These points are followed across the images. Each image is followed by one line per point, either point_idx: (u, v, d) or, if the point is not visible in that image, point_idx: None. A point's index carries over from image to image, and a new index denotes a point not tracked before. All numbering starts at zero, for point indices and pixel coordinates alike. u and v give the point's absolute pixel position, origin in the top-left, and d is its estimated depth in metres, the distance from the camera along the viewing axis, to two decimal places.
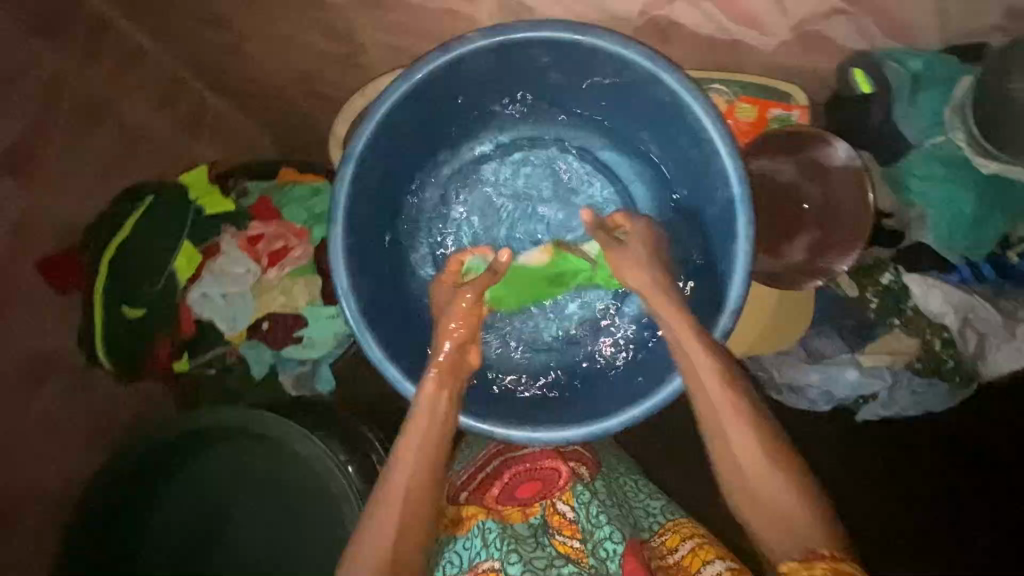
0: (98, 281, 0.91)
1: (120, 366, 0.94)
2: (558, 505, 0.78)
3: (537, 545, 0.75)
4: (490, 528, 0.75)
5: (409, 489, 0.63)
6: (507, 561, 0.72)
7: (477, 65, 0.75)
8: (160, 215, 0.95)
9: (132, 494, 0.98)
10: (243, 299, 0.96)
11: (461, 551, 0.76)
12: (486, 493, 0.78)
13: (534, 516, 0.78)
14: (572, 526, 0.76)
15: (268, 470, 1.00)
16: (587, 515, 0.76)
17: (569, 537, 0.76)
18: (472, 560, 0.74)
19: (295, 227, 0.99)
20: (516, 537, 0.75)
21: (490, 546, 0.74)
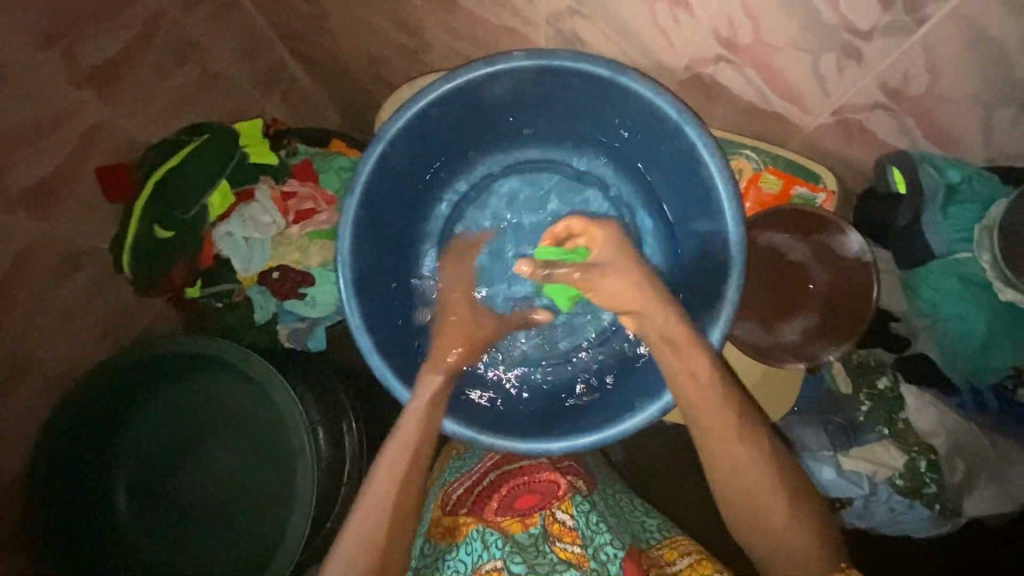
0: (142, 196, 0.98)
1: (137, 278, 1.00)
2: (556, 514, 0.82)
3: (538, 552, 0.77)
4: (491, 532, 0.79)
5: (404, 467, 0.70)
6: (510, 562, 0.75)
7: (516, 81, 0.80)
8: (208, 153, 1.01)
9: (118, 403, 1.07)
10: (261, 246, 1.03)
11: (465, 556, 0.79)
12: (484, 503, 0.84)
13: (534, 526, 0.81)
14: (572, 532, 0.79)
15: (252, 411, 1.08)
16: (586, 522, 0.80)
17: (570, 543, 0.78)
18: (476, 564, 0.77)
19: (327, 193, 1.07)
20: (517, 546, 0.77)
21: (493, 548, 0.77)
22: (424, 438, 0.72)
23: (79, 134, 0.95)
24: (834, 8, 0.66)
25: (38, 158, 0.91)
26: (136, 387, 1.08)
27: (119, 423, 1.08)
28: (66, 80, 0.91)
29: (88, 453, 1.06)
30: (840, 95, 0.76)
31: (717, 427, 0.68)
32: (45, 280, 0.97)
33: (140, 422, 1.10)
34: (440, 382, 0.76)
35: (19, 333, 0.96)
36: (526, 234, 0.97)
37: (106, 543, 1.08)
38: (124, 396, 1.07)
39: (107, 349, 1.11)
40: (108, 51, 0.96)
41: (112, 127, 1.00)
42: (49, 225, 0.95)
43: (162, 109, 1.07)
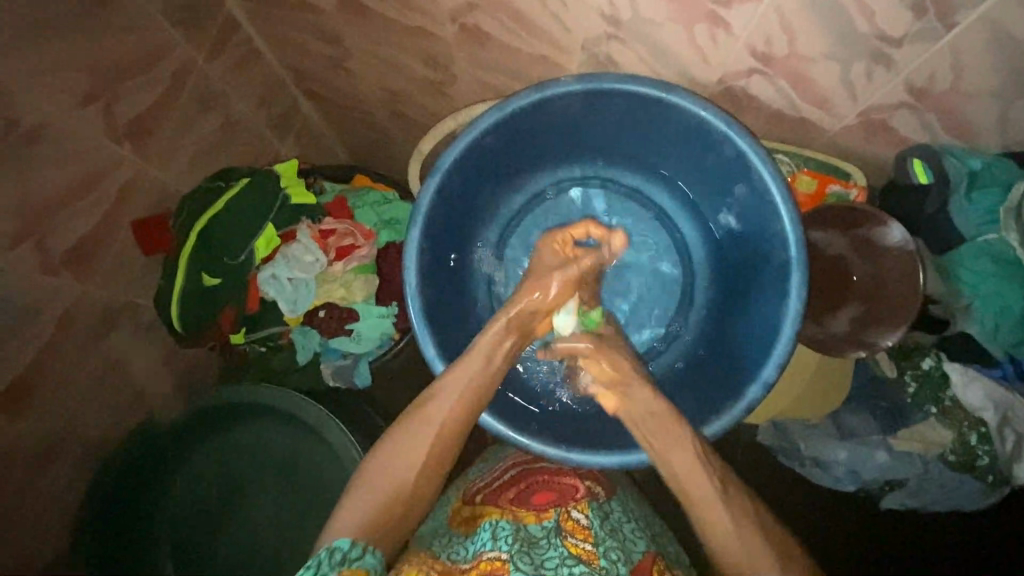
0: (189, 245, 0.97)
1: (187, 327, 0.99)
2: (571, 513, 0.79)
3: (549, 546, 0.73)
4: (502, 526, 0.76)
5: (446, 414, 0.73)
6: (516, 556, 0.70)
7: (565, 104, 0.82)
8: (250, 197, 1.00)
9: (165, 450, 1.04)
10: (306, 286, 1.02)
11: (471, 545, 0.75)
12: (502, 495, 0.83)
13: (547, 520, 0.77)
14: (586, 530, 0.76)
15: (294, 454, 1.06)
16: (599, 525, 0.77)
17: (581, 541, 0.74)
18: (478, 553, 0.73)
19: (365, 228, 1.06)
20: (527, 539, 0.74)
21: (500, 540, 0.74)
22: (489, 372, 0.77)
23: (114, 188, 0.94)
24: (869, 19, 0.71)
25: (77, 215, 0.89)
26: (183, 433, 1.05)
27: (165, 470, 1.05)
28: (100, 134, 0.90)
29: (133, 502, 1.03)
30: (869, 98, 0.82)
31: (690, 486, 0.70)
32: (83, 339, 0.95)
33: (186, 468, 1.06)
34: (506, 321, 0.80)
35: (58, 394, 0.93)
36: None
37: None
38: (173, 442, 1.05)
39: (140, 402, 1.08)
40: (139, 104, 0.95)
41: (143, 179, 0.98)
42: (86, 282, 0.93)
43: (188, 158, 1.06)
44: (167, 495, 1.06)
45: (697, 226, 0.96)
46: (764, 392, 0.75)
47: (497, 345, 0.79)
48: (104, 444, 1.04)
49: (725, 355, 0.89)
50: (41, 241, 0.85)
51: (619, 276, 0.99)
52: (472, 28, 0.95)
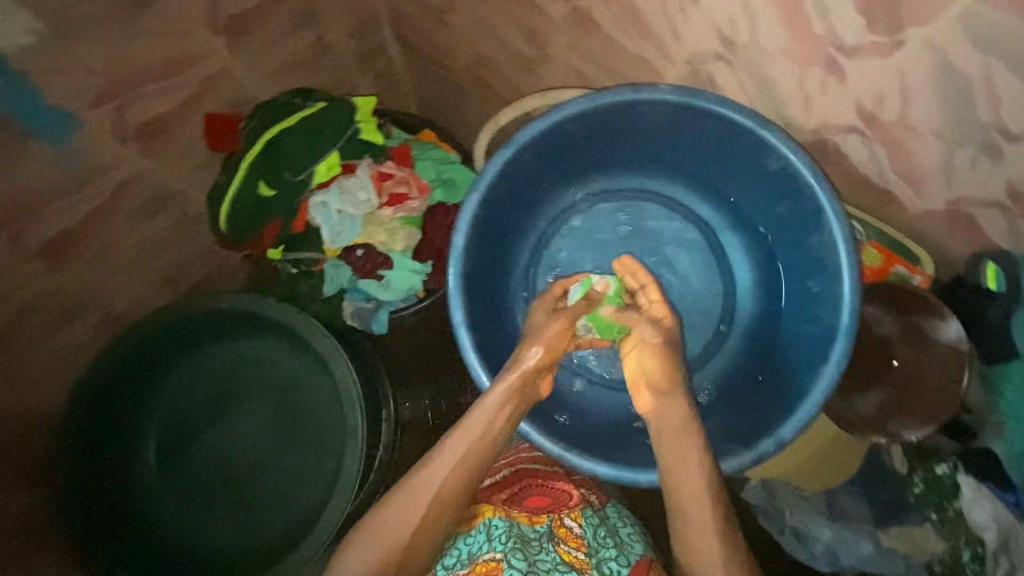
0: (252, 152, 0.98)
1: (233, 230, 1.01)
2: (564, 520, 0.82)
3: (542, 549, 0.76)
4: (495, 525, 0.78)
5: (447, 481, 0.70)
6: (510, 554, 0.74)
7: (655, 111, 0.81)
8: (323, 121, 1.00)
9: (178, 342, 1.07)
10: (352, 222, 1.02)
11: (465, 546, 0.78)
12: (495, 495, 0.85)
13: (539, 524, 0.80)
14: (578, 539, 0.80)
15: (295, 380, 1.08)
16: (592, 534, 0.81)
17: (574, 549, 0.78)
18: (473, 556, 0.77)
19: (422, 182, 1.06)
20: (521, 537, 0.77)
21: (494, 539, 0.76)
22: (487, 442, 0.74)
23: (200, 78, 0.96)
24: (990, 106, 0.67)
25: (160, 93, 0.91)
26: (197, 330, 1.08)
27: (170, 359, 1.08)
28: (200, 22, 0.91)
29: (132, 382, 1.05)
30: (963, 188, 0.78)
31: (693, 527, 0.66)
32: (135, 214, 0.98)
33: (191, 363, 1.09)
34: (499, 395, 0.77)
35: (99, 258, 0.96)
36: (624, 255, 0.97)
37: (116, 468, 1.05)
38: (188, 337, 1.08)
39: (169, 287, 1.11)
40: (243, 4, 0.96)
41: (228, 77, 1.00)
42: (150, 160, 0.95)
43: (275, 68, 1.07)
44: (164, 385, 1.08)
45: (751, 270, 0.94)
46: (777, 450, 0.74)
47: (496, 415, 0.76)
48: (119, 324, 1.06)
49: (750, 402, 0.87)
50: (120, 108, 0.87)
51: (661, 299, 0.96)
52: (581, 13, 0.94)
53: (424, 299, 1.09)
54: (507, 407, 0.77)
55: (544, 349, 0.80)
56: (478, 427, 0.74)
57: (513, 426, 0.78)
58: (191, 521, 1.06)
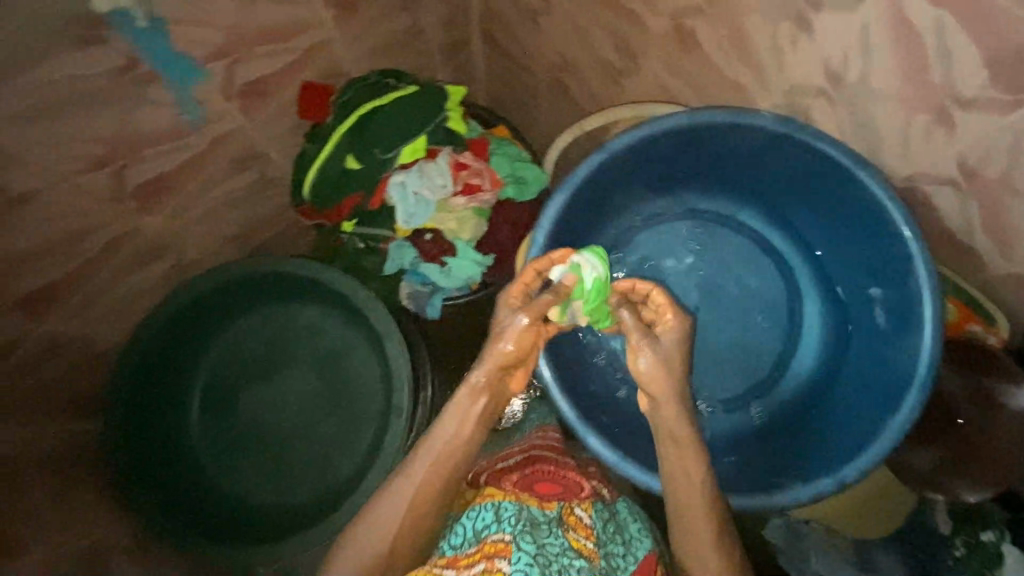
0: (345, 125, 1.01)
1: (314, 198, 1.04)
2: (575, 509, 0.83)
3: (551, 533, 0.76)
4: (506, 508, 0.78)
5: (421, 490, 0.69)
6: (520, 537, 0.73)
7: (751, 136, 0.81)
8: (415, 104, 1.02)
9: (235, 298, 1.10)
10: (426, 206, 1.03)
11: (472, 524, 0.78)
12: (505, 479, 0.86)
13: (550, 509, 0.80)
14: (587, 528, 0.81)
15: (343, 350, 1.11)
16: (600, 526, 0.82)
17: (582, 538, 0.79)
18: (482, 534, 0.76)
19: (496, 176, 1.08)
20: (531, 521, 0.76)
21: (504, 522, 0.76)
22: (460, 446, 0.71)
23: (303, 48, 0.99)
24: None
25: (266, 55, 0.94)
26: (256, 289, 1.11)
27: (224, 313, 1.11)
28: None
29: (187, 331, 1.08)
30: None
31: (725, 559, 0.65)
32: (220, 168, 1.01)
33: (245, 320, 1.12)
34: (476, 406, 0.69)
35: (181, 204, 0.99)
36: (694, 274, 0.97)
37: (160, 413, 1.08)
38: (245, 295, 1.10)
39: (236, 244, 1.13)
40: None
41: (327, 49, 1.03)
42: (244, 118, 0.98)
43: (370, 47, 1.10)
44: (217, 338, 1.11)
45: (823, 305, 0.94)
46: (838, 490, 0.75)
47: (470, 411, 0.70)
48: (181, 276, 1.08)
49: (810, 441, 0.87)
50: (229, 64, 0.91)
51: (726, 322, 0.96)
52: (683, 30, 0.94)
53: (479, 290, 1.11)
54: (477, 400, 0.70)
55: (516, 346, 0.68)
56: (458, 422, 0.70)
57: (490, 420, 0.72)
58: (224, 474, 1.08)
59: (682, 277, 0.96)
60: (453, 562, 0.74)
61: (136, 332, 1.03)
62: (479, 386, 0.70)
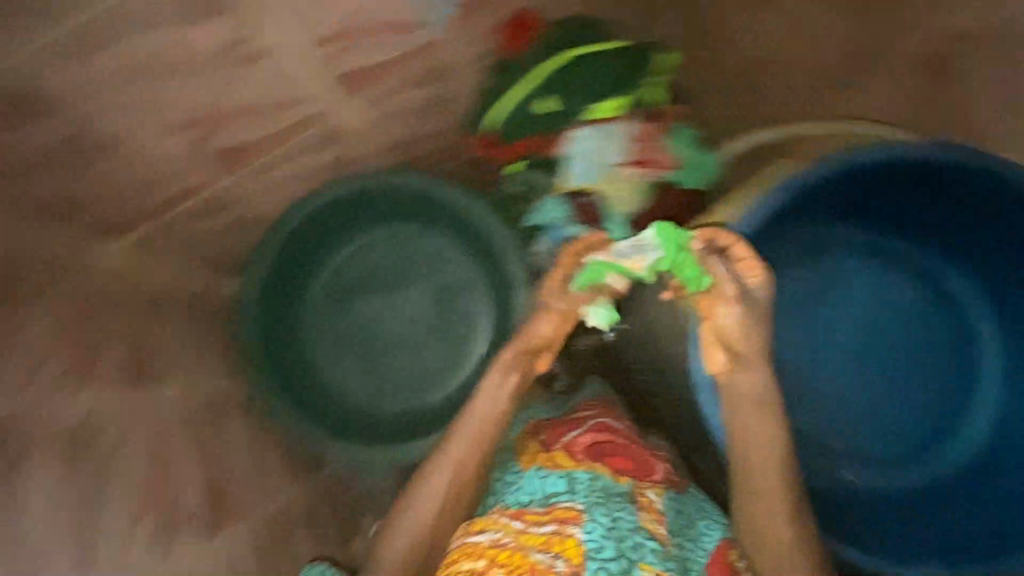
0: (547, 66, 0.99)
1: (495, 130, 1.04)
2: (647, 489, 0.80)
3: (623, 509, 0.75)
4: (579, 479, 0.78)
5: (465, 470, 0.80)
6: (593, 508, 0.73)
7: (995, 194, 0.79)
8: (620, 62, 0.99)
9: (379, 206, 1.14)
10: (596, 165, 0.97)
11: (541, 485, 0.79)
12: (575, 445, 0.83)
13: (622, 483, 0.79)
14: (658, 511, 0.78)
15: (464, 282, 1.17)
16: (671, 511, 0.79)
17: (654, 521, 0.76)
18: (552, 497, 0.77)
19: (673, 153, 1.00)
20: (605, 493, 0.76)
21: (578, 492, 0.76)
22: (494, 421, 0.82)
23: None
24: None
25: None
26: (401, 203, 1.15)
27: (365, 217, 1.15)
28: None
29: (330, 224, 1.13)
30: None
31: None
32: (411, 76, 1.05)
33: (381, 228, 1.17)
34: (511, 381, 0.82)
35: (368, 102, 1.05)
36: (876, 322, 0.94)
37: (285, 291, 1.13)
38: (389, 205, 1.15)
39: (392, 153, 1.14)
40: None
41: None
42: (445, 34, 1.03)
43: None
44: (349, 237, 1.16)
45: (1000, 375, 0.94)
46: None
47: (501, 387, 0.82)
48: (338, 172, 1.11)
49: (968, 517, 0.89)
50: None
51: (895, 379, 0.94)
52: None
53: None
54: (510, 376, 0.83)
55: (551, 328, 0.81)
56: (484, 404, 0.82)
57: (521, 396, 0.84)
58: (325, 363, 1.14)
59: (862, 322, 0.94)
60: (521, 515, 0.76)
61: (288, 211, 1.08)
62: (512, 363, 0.82)
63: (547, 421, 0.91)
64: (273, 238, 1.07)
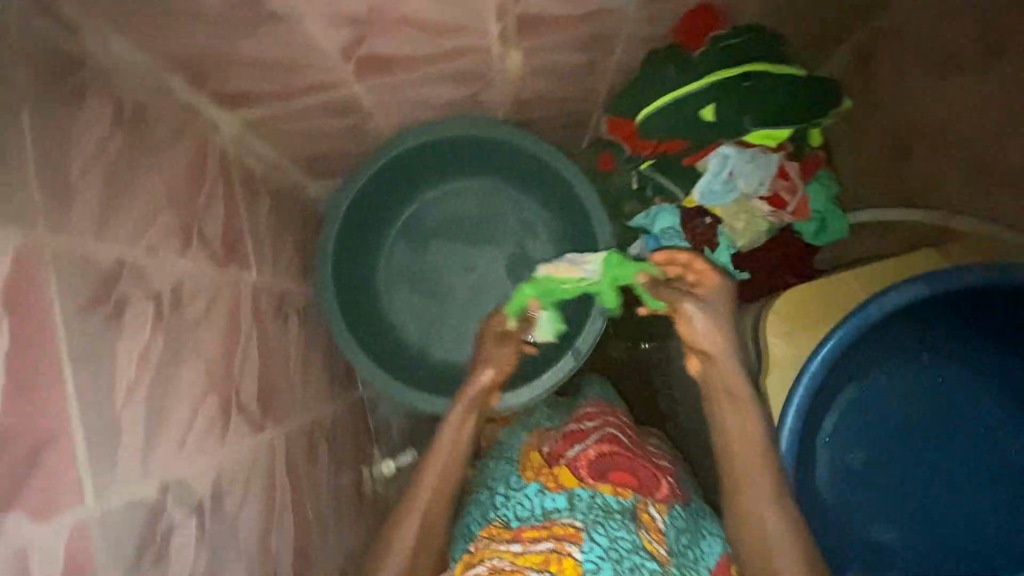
0: (732, 69, 0.87)
1: (646, 121, 0.93)
2: (649, 507, 0.77)
3: (622, 526, 0.71)
4: (580, 496, 0.75)
5: (436, 499, 0.82)
6: (592, 527, 0.70)
7: None
8: (808, 91, 0.89)
9: (492, 155, 1.14)
10: (730, 191, 0.96)
11: (540, 505, 0.76)
12: (577, 457, 0.81)
13: (624, 499, 0.76)
14: (659, 531, 0.75)
15: (544, 257, 1.20)
16: (672, 531, 0.76)
17: (655, 542, 0.73)
18: (549, 513, 0.74)
19: (807, 203, 0.98)
20: (605, 510, 0.73)
21: (578, 509, 0.73)
22: (459, 448, 0.86)
23: None
24: None
25: None
26: (512, 162, 1.14)
27: (475, 161, 1.16)
28: None
29: (441, 158, 1.13)
30: None
31: None
32: (578, 37, 0.90)
33: (485, 179, 1.20)
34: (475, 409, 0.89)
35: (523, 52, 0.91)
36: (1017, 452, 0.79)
37: (379, 208, 1.15)
38: (501, 159, 1.14)
39: (518, 105, 1.07)
40: None
41: None
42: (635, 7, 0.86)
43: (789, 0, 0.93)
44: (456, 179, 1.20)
45: None
46: None
47: (461, 429, 0.87)
48: (459, 112, 1.07)
49: None
50: None
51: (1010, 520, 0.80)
52: None
53: None
54: (468, 421, 0.88)
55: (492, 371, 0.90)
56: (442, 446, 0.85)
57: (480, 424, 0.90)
58: (397, 286, 1.20)
59: (1000, 447, 0.80)
60: (518, 535, 0.73)
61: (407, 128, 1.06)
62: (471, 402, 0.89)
63: (551, 433, 0.90)
64: (379, 159, 1.06)
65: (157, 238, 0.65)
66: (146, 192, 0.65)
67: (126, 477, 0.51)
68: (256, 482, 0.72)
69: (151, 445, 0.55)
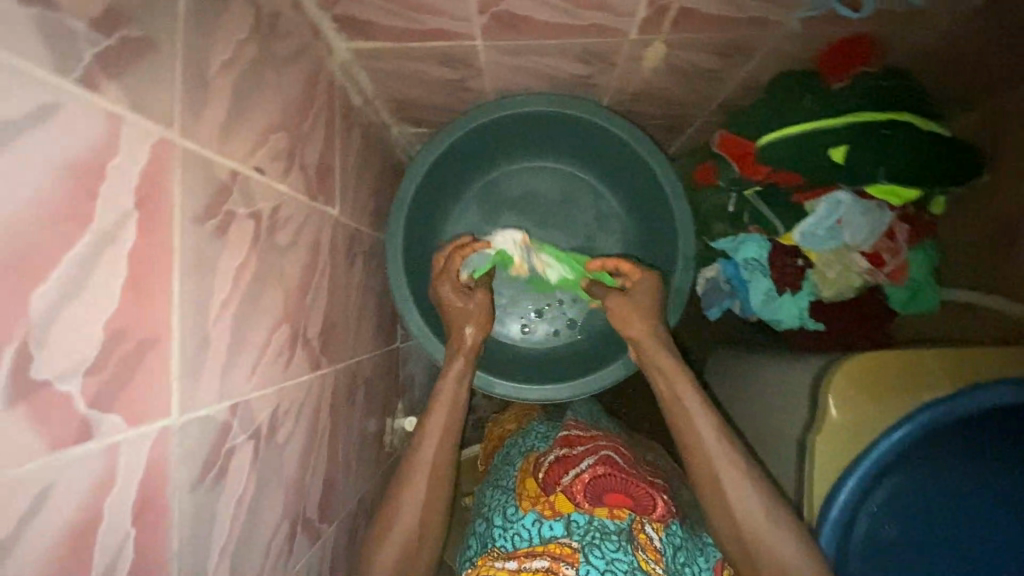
0: (874, 113, 0.83)
1: (766, 146, 0.89)
2: (645, 525, 0.77)
3: (618, 548, 0.72)
4: (576, 521, 0.75)
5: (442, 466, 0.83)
6: (590, 550, 0.71)
7: None
8: (947, 154, 0.84)
9: (586, 141, 1.08)
10: (829, 236, 0.93)
11: (534, 529, 0.76)
12: (574, 477, 0.79)
13: (620, 521, 0.76)
14: (655, 549, 0.74)
15: (613, 252, 1.17)
16: (669, 549, 0.76)
17: (652, 561, 0.73)
18: (546, 536, 0.74)
19: (908, 266, 0.92)
20: (602, 533, 0.73)
21: (574, 531, 0.74)
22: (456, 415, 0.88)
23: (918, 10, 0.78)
24: None
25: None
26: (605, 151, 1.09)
27: (566, 142, 1.11)
28: None
29: (535, 131, 1.08)
30: None
31: None
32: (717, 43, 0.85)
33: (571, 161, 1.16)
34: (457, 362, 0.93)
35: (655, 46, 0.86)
36: None
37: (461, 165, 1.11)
38: (595, 147, 1.09)
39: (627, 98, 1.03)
40: None
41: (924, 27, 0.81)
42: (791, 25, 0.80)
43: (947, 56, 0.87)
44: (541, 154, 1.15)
45: None
46: None
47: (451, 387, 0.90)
48: (569, 88, 1.01)
49: None
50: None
51: None
52: None
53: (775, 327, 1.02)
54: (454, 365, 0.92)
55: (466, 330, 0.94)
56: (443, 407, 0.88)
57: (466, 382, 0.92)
58: None
59: None
60: (516, 555, 0.73)
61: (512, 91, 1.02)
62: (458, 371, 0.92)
63: (544, 456, 0.87)
64: (479, 117, 0.99)
65: (265, 156, 0.63)
66: (266, 109, 0.63)
67: (208, 394, 0.51)
68: (304, 418, 0.72)
69: (231, 365, 0.55)
